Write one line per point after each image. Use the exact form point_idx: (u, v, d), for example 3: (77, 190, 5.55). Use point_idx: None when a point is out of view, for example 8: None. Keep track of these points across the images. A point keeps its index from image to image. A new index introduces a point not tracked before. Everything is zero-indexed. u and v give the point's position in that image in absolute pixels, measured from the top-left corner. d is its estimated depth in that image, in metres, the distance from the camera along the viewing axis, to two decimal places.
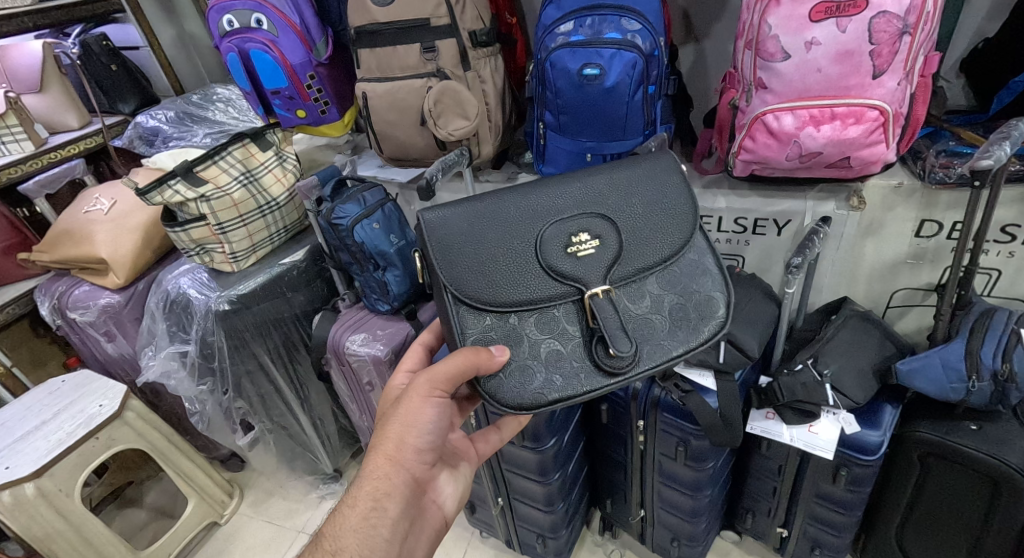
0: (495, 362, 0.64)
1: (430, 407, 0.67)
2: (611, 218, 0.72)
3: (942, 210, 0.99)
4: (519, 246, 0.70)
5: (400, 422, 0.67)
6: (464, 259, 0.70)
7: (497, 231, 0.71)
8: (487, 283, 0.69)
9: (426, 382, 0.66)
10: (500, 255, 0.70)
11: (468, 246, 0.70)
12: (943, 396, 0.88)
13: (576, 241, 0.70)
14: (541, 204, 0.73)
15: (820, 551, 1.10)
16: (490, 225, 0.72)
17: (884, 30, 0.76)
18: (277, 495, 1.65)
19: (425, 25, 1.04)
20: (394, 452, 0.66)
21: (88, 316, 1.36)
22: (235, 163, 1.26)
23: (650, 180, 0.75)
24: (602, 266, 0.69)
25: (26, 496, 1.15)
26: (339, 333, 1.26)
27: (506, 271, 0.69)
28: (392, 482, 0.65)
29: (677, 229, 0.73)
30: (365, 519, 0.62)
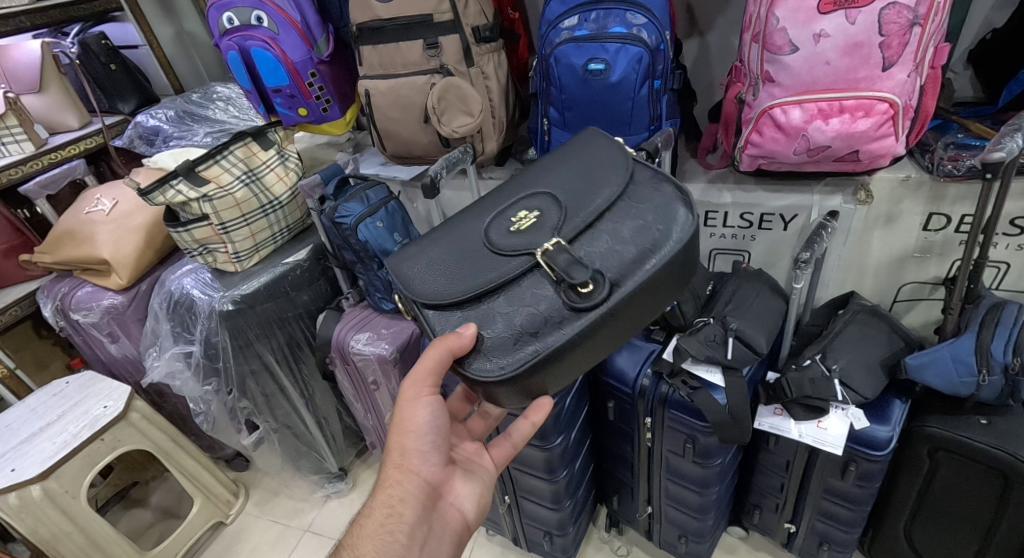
0: (467, 338, 0.62)
1: (422, 407, 0.69)
2: (547, 192, 0.71)
3: (950, 203, 0.99)
4: (468, 244, 0.70)
5: (399, 429, 0.70)
6: (417, 273, 0.70)
7: (447, 242, 0.72)
8: (445, 282, 0.67)
9: (411, 383, 0.67)
10: (451, 257, 0.69)
11: (420, 262, 0.71)
12: (952, 391, 0.87)
13: (518, 220, 0.69)
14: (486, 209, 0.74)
15: (828, 546, 1.10)
16: (441, 240, 0.73)
17: (894, 22, 0.76)
18: (283, 494, 1.65)
19: (428, 21, 1.03)
20: (399, 459, 0.69)
21: (91, 317, 1.35)
22: (237, 162, 1.25)
23: (582, 152, 0.78)
24: (550, 228, 0.66)
25: (32, 498, 1.15)
26: (344, 333, 1.25)
27: (461, 265, 0.68)
28: (404, 487, 0.68)
29: (614, 173, 0.72)
30: (380, 526, 0.65)
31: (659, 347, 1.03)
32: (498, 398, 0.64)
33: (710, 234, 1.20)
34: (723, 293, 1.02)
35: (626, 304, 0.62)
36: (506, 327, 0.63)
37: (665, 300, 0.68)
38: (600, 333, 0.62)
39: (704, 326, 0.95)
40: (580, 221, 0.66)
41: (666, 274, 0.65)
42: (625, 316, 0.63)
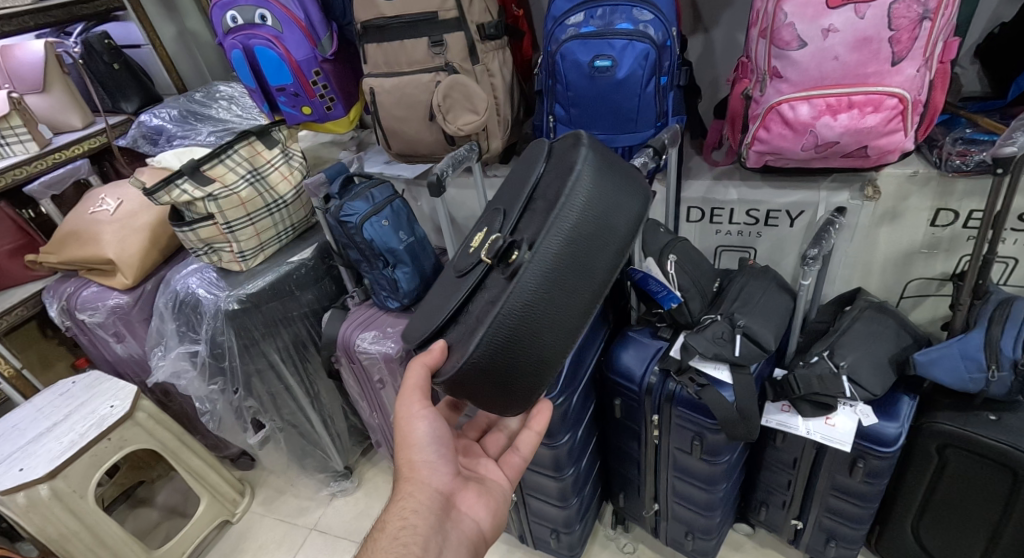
0: (438, 351, 0.67)
1: (420, 421, 0.73)
2: (490, 209, 0.77)
3: (958, 198, 0.98)
4: (448, 283, 0.77)
5: (405, 444, 0.74)
6: (416, 327, 0.78)
7: (437, 292, 0.80)
8: (430, 319, 0.74)
9: (404, 402, 0.72)
10: (438, 301, 0.77)
11: (418, 319, 0.79)
12: (961, 387, 0.87)
13: (473, 241, 0.74)
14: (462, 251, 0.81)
15: (835, 543, 1.10)
16: (435, 294, 0.81)
17: (904, 16, 0.75)
18: (288, 492, 1.65)
19: (433, 19, 1.03)
20: (406, 472, 0.72)
21: (97, 316, 1.36)
22: (242, 161, 1.25)
23: (521, 162, 0.82)
24: (487, 232, 0.70)
25: (41, 497, 1.15)
26: (349, 331, 1.25)
27: (442, 301, 0.74)
28: (417, 498, 0.69)
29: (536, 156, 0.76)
30: (394, 537, 0.64)
31: (665, 343, 1.03)
32: (490, 383, 0.64)
33: (716, 231, 1.20)
34: (730, 290, 1.01)
35: (553, 256, 0.62)
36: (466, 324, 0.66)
37: (610, 233, 0.67)
38: (538, 293, 0.62)
39: (712, 324, 0.95)
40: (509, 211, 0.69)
41: (588, 215, 0.64)
42: (560, 269, 0.63)
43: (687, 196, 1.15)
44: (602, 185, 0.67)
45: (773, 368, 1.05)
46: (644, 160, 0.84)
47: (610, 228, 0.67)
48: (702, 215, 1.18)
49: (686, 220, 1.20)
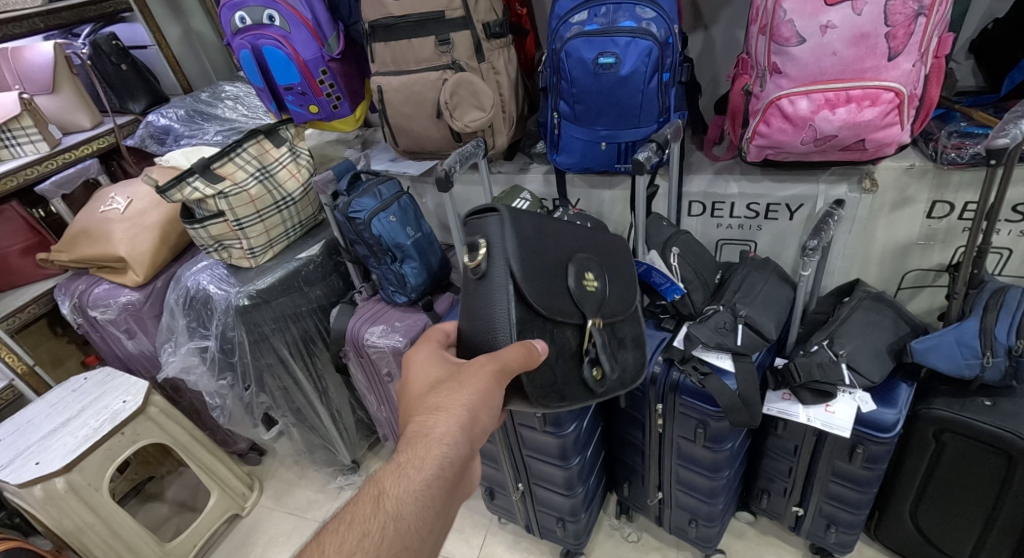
0: (539, 354, 0.64)
1: (497, 391, 0.61)
2: (602, 265, 0.77)
3: (954, 190, 1.01)
4: (556, 269, 0.70)
5: (476, 397, 0.60)
6: (523, 259, 0.67)
7: (545, 249, 0.70)
8: (536, 284, 0.67)
9: (496, 368, 0.61)
10: (548, 271, 0.69)
11: (526, 253, 0.67)
12: (957, 373, 0.89)
13: (588, 280, 0.73)
14: (568, 239, 0.74)
15: (835, 528, 1.12)
16: (540, 241, 0.70)
17: (900, 12, 0.78)
18: (298, 486, 1.68)
19: (440, 18, 1.05)
20: (466, 422, 0.59)
21: (109, 314, 1.38)
22: (250, 159, 1.27)
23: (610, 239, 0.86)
24: (597, 302, 0.73)
25: (57, 490, 1.18)
26: (358, 325, 1.27)
27: (547, 285, 0.68)
28: (459, 451, 0.58)
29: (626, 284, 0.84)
30: (419, 481, 0.55)
31: (669, 335, 1.06)
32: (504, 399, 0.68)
33: (717, 225, 1.22)
34: (732, 281, 1.04)
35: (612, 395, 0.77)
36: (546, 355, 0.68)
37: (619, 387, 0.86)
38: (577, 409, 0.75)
39: (714, 314, 0.98)
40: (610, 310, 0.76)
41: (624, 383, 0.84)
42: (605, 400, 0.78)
43: (689, 190, 1.17)
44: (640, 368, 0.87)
45: (773, 358, 1.08)
46: (648, 155, 0.86)
47: None
48: (703, 209, 1.20)
49: (687, 214, 1.22)
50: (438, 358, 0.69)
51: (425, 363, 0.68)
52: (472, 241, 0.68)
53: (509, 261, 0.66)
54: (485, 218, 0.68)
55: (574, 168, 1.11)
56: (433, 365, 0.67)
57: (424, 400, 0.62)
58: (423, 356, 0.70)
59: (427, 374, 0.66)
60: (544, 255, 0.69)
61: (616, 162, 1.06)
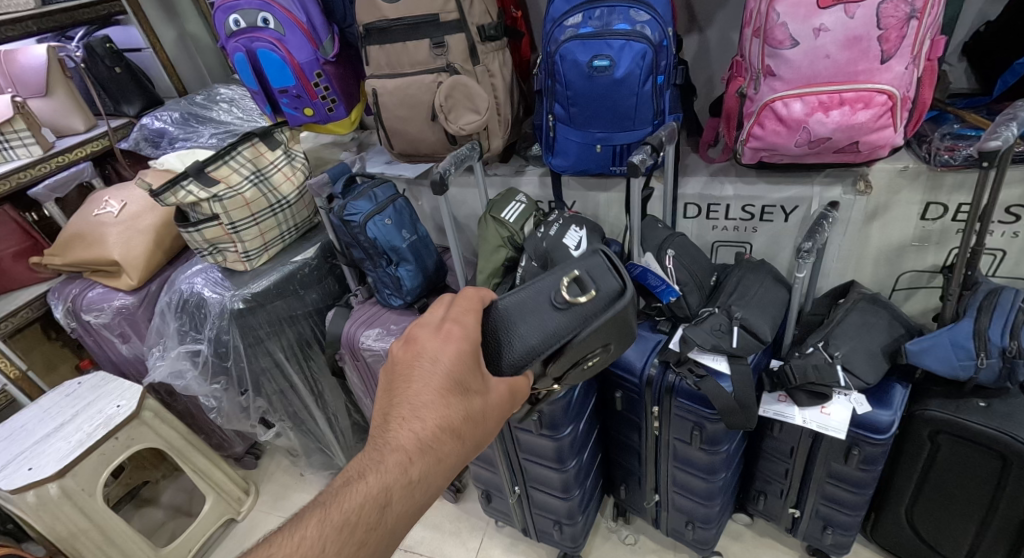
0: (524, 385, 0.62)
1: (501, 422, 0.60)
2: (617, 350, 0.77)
3: (947, 192, 1.01)
4: (587, 353, 0.68)
5: (491, 430, 0.58)
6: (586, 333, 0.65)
7: (603, 338, 0.68)
8: (566, 353, 0.65)
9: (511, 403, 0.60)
10: (583, 350, 0.67)
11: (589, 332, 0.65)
12: (952, 375, 0.89)
13: (590, 365, 0.72)
14: (626, 335, 0.73)
15: (832, 530, 1.12)
16: (610, 332, 0.68)
17: (892, 15, 0.78)
18: (295, 490, 1.67)
19: (434, 21, 1.05)
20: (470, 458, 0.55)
21: (102, 318, 1.37)
22: (245, 162, 1.26)
23: None
24: (583, 376, 0.75)
25: (50, 496, 1.17)
26: (354, 329, 1.27)
27: (568, 356, 0.66)
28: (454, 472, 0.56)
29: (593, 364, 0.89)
30: (421, 502, 0.51)
31: (664, 337, 1.06)
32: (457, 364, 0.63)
33: (712, 227, 1.22)
34: (727, 283, 1.04)
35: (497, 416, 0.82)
36: None
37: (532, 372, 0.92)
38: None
39: (710, 316, 0.98)
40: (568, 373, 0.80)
41: None
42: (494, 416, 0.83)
43: (684, 193, 1.18)
44: None
45: (769, 359, 1.08)
46: (643, 157, 0.87)
47: None
48: (698, 211, 1.20)
49: (683, 216, 1.22)
50: (457, 343, 0.57)
51: (459, 350, 0.57)
52: (585, 280, 0.66)
53: (580, 324, 0.64)
54: (613, 286, 0.66)
55: (570, 170, 1.11)
56: (468, 359, 0.57)
57: (447, 404, 0.53)
58: (463, 336, 0.58)
59: (459, 366, 0.56)
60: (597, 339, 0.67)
61: (612, 164, 1.06)
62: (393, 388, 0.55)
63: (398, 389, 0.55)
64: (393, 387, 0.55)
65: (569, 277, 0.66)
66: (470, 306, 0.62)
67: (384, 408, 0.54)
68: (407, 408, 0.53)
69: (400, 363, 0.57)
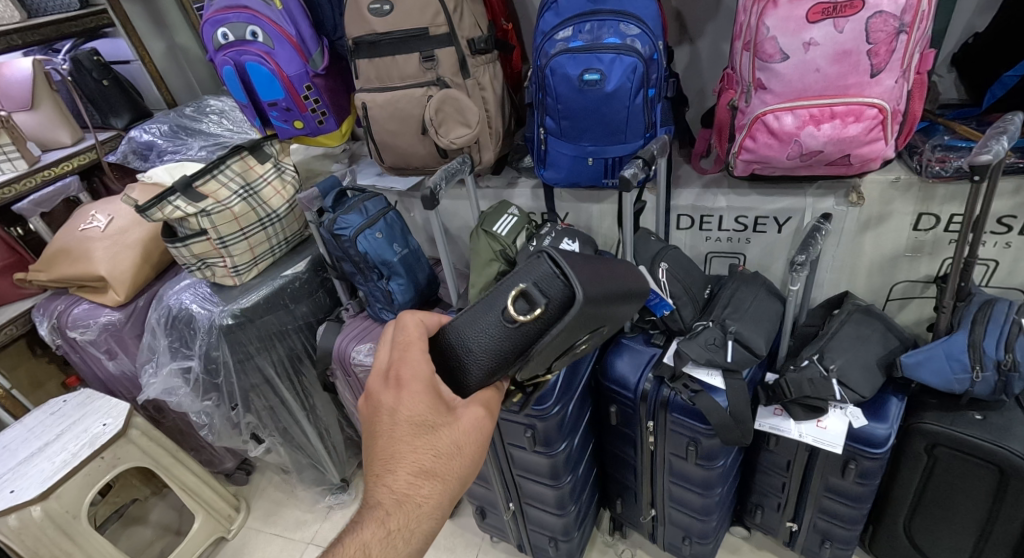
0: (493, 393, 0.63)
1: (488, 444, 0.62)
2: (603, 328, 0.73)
3: (939, 202, 1.01)
4: (566, 348, 0.64)
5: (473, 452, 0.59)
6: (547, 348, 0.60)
7: (579, 332, 0.62)
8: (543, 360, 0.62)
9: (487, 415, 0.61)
10: (561, 349, 0.63)
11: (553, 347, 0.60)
12: (947, 388, 0.89)
13: (579, 347, 0.70)
14: (606, 313, 0.67)
15: (830, 544, 1.11)
16: (583, 327, 0.62)
17: (881, 30, 0.78)
18: (288, 505, 1.65)
19: (424, 34, 1.04)
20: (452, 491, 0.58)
21: (88, 334, 1.35)
22: (234, 176, 1.25)
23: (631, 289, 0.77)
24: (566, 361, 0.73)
25: (33, 518, 1.14)
26: (345, 343, 1.25)
27: (543, 361, 0.63)
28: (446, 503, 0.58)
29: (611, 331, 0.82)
30: (410, 549, 0.54)
31: (659, 351, 1.05)
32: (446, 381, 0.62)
33: (706, 238, 1.22)
34: (721, 296, 1.03)
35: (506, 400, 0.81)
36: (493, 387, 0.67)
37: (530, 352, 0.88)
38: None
39: (704, 330, 0.96)
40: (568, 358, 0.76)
41: None
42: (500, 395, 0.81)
43: (677, 204, 1.17)
44: None
45: (765, 372, 1.07)
46: (635, 171, 0.86)
47: None
48: (691, 222, 1.20)
49: (676, 228, 1.22)
50: (417, 384, 0.59)
51: (414, 391, 0.58)
52: (531, 293, 0.58)
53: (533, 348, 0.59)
54: (575, 301, 0.58)
55: (562, 183, 1.10)
56: (423, 398, 0.58)
57: (415, 448, 0.56)
58: (412, 375, 0.59)
59: (418, 408, 0.58)
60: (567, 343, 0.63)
61: (604, 177, 1.06)
62: (369, 443, 0.59)
63: (373, 444, 0.58)
64: (370, 441, 0.59)
65: (515, 289, 0.59)
66: (412, 335, 0.63)
67: (367, 462, 0.59)
68: (381, 462, 0.57)
69: (369, 414, 0.60)
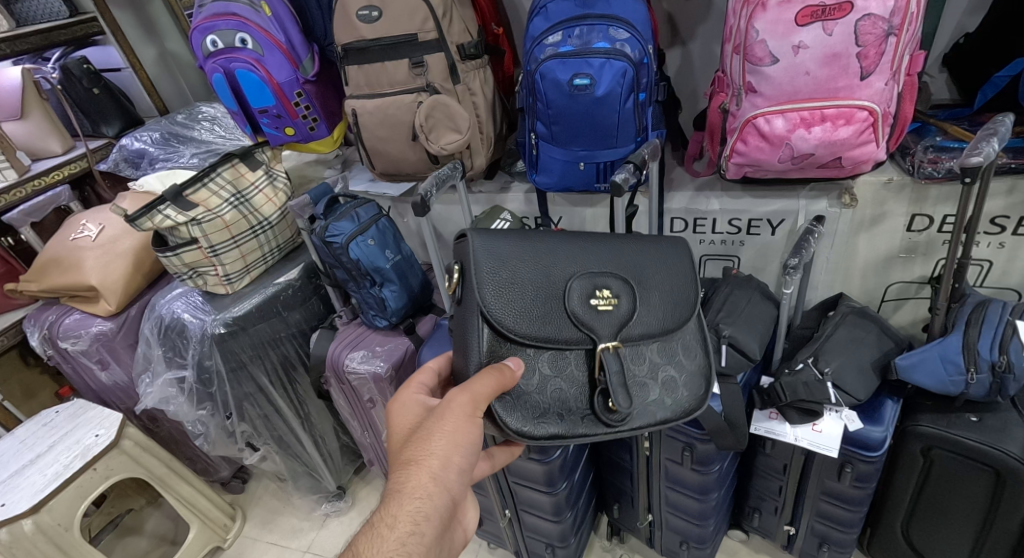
0: (503, 374, 0.63)
1: (473, 428, 0.61)
2: (628, 280, 0.72)
3: (933, 203, 1.01)
4: (548, 292, 0.69)
5: (447, 436, 0.59)
6: (504, 286, 0.68)
7: (532, 268, 0.70)
8: (524, 306, 0.68)
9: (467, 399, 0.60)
10: (538, 291, 0.69)
11: (510, 284, 0.68)
12: (942, 390, 0.88)
13: (598, 297, 0.69)
14: (568, 254, 0.72)
15: (828, 547, 1.11)
16: (530, 263, 0.70)
17: (870, 32, 0.77)
18: (284, 513, 1.63)
19: (413, 41, 1.04)
20: (439, 472, 0.58)
21: (80, 345, 1.33)
22: (225, 184, 1.24)
23: (659, 261, 0.76)
24: (614, 325, 0.69)
25: (24, 532, 1.13)
26: (339, 351, 1.24)
27: (530, 305, 0.68)
28: (435, 501, 0.56)
29: (684, 299, 0.75)
30: (393, 538, 0.53)
31: None
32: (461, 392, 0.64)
33: (700, 241, 1.22)
34: (715, 299, 1.03)
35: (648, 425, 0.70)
36: (531, 387, 0.67)
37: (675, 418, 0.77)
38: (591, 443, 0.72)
39: None
40: (637, 332, 0.71)
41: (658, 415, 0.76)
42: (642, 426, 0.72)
43: (670, 207, 1.17)
44: None
45: (760, 376, 1.07)
46: (626, 176, 0.85)
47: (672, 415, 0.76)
48: (685, 225, 1.19)
49: (670, 231, 1.21)
50: (405, 404, 0.67)
51: (397, 409, 0.67)
52: (449, 266, 0.72)
53: (483, 290, 0.67)
54: (481, 242, 0.70)
55: (554, 188, 1.10)
56: (406, 412, 0.66)
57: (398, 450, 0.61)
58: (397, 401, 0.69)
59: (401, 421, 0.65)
60: (531, 281, 0.69)
61: (596, 181, 1.05)
62: None
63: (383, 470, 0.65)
64: None
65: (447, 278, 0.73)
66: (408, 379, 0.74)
67: None
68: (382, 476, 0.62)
69: None
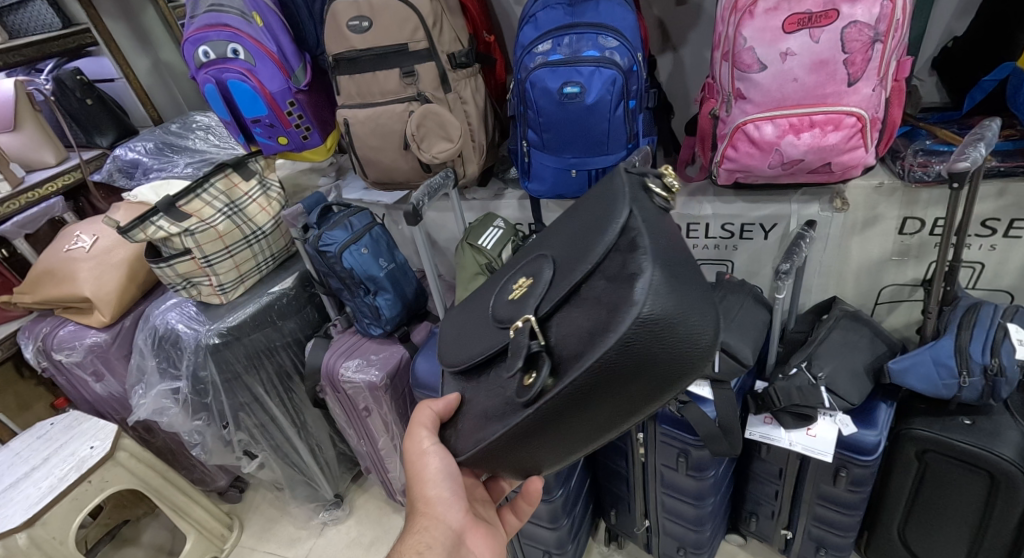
0: (442, 402, 0.66)
1: (432, 459, 0.66)
2: (550, 251, 0.62)
3: (923, 206, 1.02)
4: (482, 316, 0.67)
5: (417, 477, 0.68)
6: (453, 332, 0.71)
7: (477, 305, 0.72)
8: (465, 338, 0.67)
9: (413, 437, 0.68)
10: (477, 319, 0.68)
11: (459, 327, 0.71)
12: (935, 394, 0.89)
13: (518, 287, 0.61)
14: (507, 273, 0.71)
15: (825, 551, 1.11)
16: (476, 302, 0.73)
17: (856, 39, 0.78)
18: (282, 521, 1.63)
19: (403, 50, 1.04)
20: (427, 509, 0.69)
21: (74, 356, 1.33)
22: (218, 195, 1.23)
23: (587, 209, 0.64)
24: (527, 301, 0.56)
25: (18, 546, 1.12)
26: (333, 359, 1.24)
27: (469, 333, 0.67)
28: (431, 534, 0.68)
29: (604, 214, 0.58)
30: None
31: None
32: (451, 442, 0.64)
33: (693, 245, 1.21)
34: None
35: (599, 369, 0.46)
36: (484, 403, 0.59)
37: (692, 343, 0.47)
38: (571, 436, 0.51)
39: None
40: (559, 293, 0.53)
41: (676, 360, 0.47)
42: (617, 381, 0.47)
43: None
44: (704, 322, 0.48)
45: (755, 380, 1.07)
46: None
47: (673, 341, 0.46)
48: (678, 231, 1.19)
49: None
50: None
51: None
52: None
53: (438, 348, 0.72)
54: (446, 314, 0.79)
55: (546, 195, 1.10)
56: None
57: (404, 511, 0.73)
58: None
59: None
60: (474, 314, 0.70)
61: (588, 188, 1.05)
62: None
63: None
64: None
65: None
66: None
67: None
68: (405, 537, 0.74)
69: None
